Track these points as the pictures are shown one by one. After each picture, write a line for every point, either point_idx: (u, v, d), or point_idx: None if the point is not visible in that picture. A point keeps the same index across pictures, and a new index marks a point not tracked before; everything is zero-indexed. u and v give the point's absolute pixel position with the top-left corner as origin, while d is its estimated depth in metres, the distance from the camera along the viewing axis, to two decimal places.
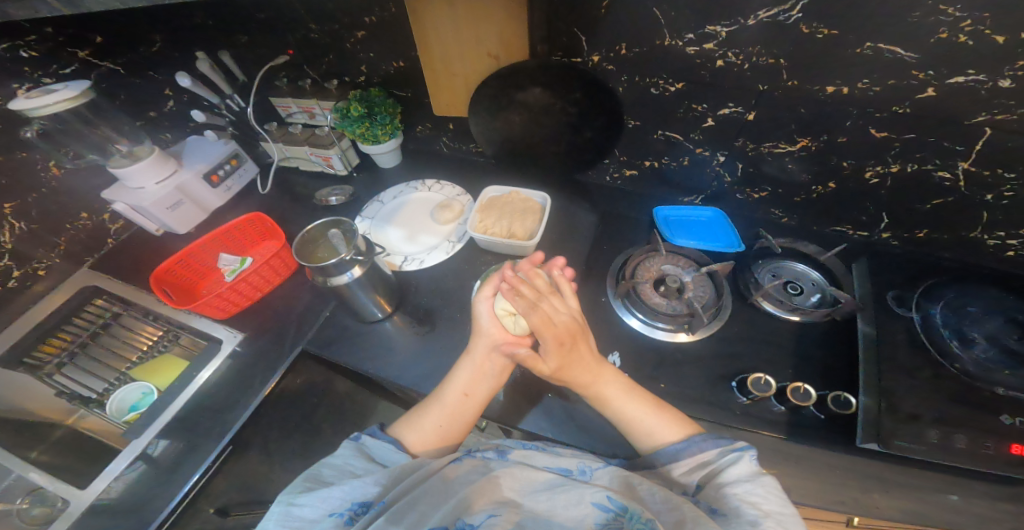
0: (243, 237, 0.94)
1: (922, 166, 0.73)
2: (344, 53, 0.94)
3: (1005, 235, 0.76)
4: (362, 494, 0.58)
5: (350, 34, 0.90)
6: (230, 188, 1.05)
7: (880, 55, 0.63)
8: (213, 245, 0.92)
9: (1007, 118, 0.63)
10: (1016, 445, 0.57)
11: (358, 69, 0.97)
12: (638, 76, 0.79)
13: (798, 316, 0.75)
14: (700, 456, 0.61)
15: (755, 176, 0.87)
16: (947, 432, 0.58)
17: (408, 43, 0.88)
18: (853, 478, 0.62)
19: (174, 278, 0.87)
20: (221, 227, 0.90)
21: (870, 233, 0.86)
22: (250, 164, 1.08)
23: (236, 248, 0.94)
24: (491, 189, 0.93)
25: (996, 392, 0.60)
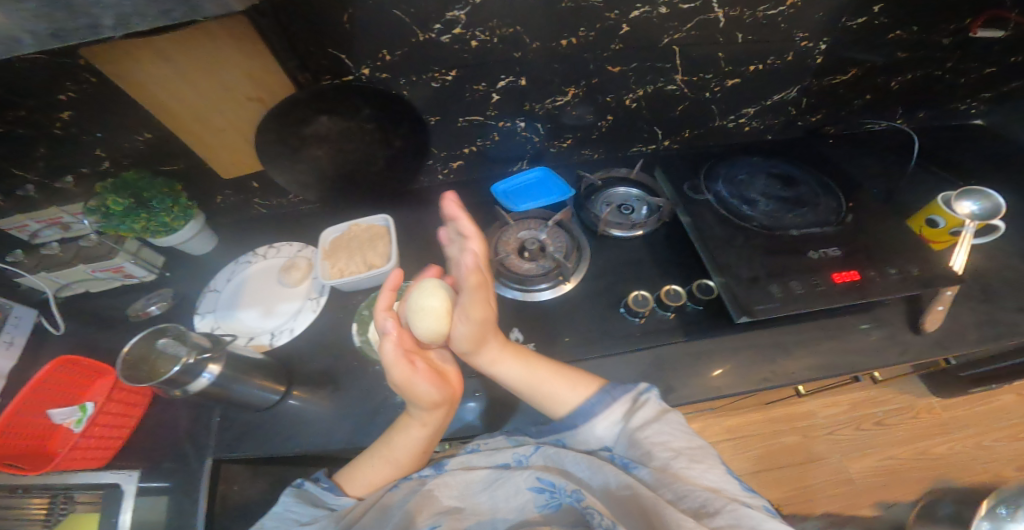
0: (69, 384, 0.74)
1: (658, 83, 0.90)
2: (68, 145, 0.77)
3: (735, 117, 0.98)
4: None
5: (51, 118, 0.72)
6: (9, 343, 0.80)
7: (580, 6, 0.75)
8: (32, 405, 0.70)
9: (680, 36, 0.82)
10: (836, 274, 0.67)
11: (93, 155, 0.79)
12: (413, 77, 0.81)
13: (640, 230, 0.86)
14: (612, 409, 0.67)
15: (557, 129, 0.96)
16: (786, 284, 0.66)
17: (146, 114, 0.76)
18: (741, 342, 0.72)
19: (9, 452, 0.68)
20: (29, 385, 0.69)
21: (658, 144, 1.03)
22: (20, 308, 0.84)
23: (65, 398, 0.73)
24: (329, 231, 0.88)
25: (792, 236, 0.72)
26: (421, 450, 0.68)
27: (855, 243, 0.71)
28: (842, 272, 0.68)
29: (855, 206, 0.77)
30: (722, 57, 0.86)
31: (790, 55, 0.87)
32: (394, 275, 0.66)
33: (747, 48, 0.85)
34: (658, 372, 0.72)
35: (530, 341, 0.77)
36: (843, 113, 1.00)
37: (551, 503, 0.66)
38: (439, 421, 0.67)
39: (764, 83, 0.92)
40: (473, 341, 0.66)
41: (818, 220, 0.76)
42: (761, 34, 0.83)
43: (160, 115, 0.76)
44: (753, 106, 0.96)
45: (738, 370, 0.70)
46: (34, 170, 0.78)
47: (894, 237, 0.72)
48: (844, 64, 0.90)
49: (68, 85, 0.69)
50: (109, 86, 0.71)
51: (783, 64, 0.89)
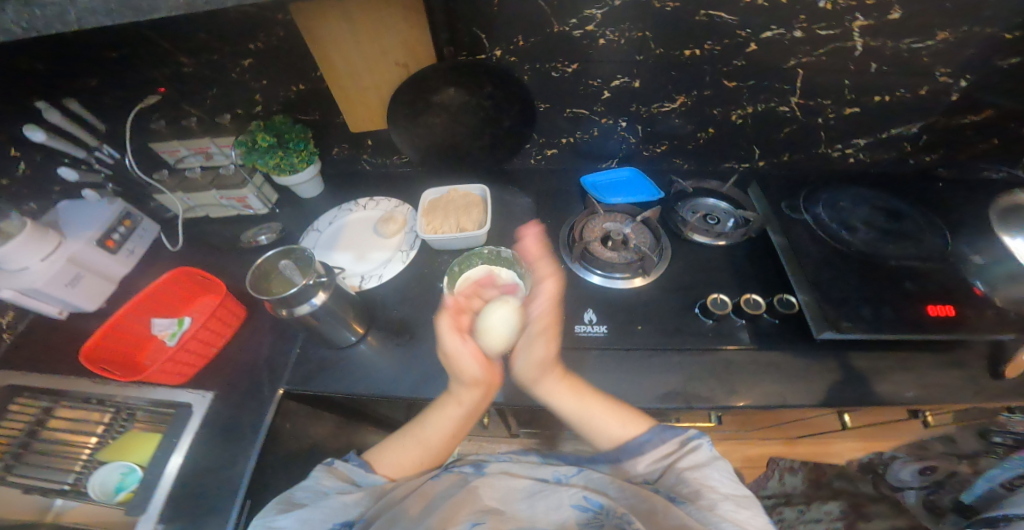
0: (170, 300, 0.84)
1: (772, 103, 0.93)
2: (230, 85, 0.89)
3: (843, 147, 1.00)
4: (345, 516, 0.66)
5: (234, 63, 0.85)
6: (132, 251, 0.93)
7: (713, 21, 0.80)
8: (141, 312, 0.81)
9: (809, 60, 0.84)
10: (929, 307, 0.68)
11: (250, 99, 0.92)
12: (537, 63, 0.89)
13: (724, 241, 0.87)
14: (663, 445, 0.71)
15: (656, 134, 1.00)
16: (877, 308, 0.68)
17: (305, 65, 0.87)
18: (817, 360, 0.71)
19: (109, 352, 0.78)
20: (139, 295, 0.78)
21: (754, 163, 1.05)
22: (147, 223, 0.97)
23: (167, 310, 0.84)
24: (429, 192, 0.95)
25: (889, 265, 0.73)
26: (453, 434, 0.76)
27: (957, 286, 0.70)
28: (936, 306, 0.68)
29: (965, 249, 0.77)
30: (848, 85, 0.88)
31: (925, 89, 0.87)
32: (531, 230, 0.85)
33: (879, 78, 0.86)
34: (726, 372, 0.72)
35: (603, 324, 0.80)
36: (963, 152, 0.98)
37: (594, 523, 0.69)
38: (478, 402, 0.74)
39: (877, 114, 0.93)
40: (533, 371, 0.75)
41: (918, 255, 0.75)
42: (896, 67, 0.84)
43: (320, 68, 0.88)
44: (867, 137, 0.98)
45: (812, 390, 0.69)
46: (201, 106, 0.91)
47: (995, 278, 0.71)
48: (978, 103, 0.88)
49: (259, 37, 0.81)
50: (291, 41, 0.83)
51: (915, 97, 0.89)
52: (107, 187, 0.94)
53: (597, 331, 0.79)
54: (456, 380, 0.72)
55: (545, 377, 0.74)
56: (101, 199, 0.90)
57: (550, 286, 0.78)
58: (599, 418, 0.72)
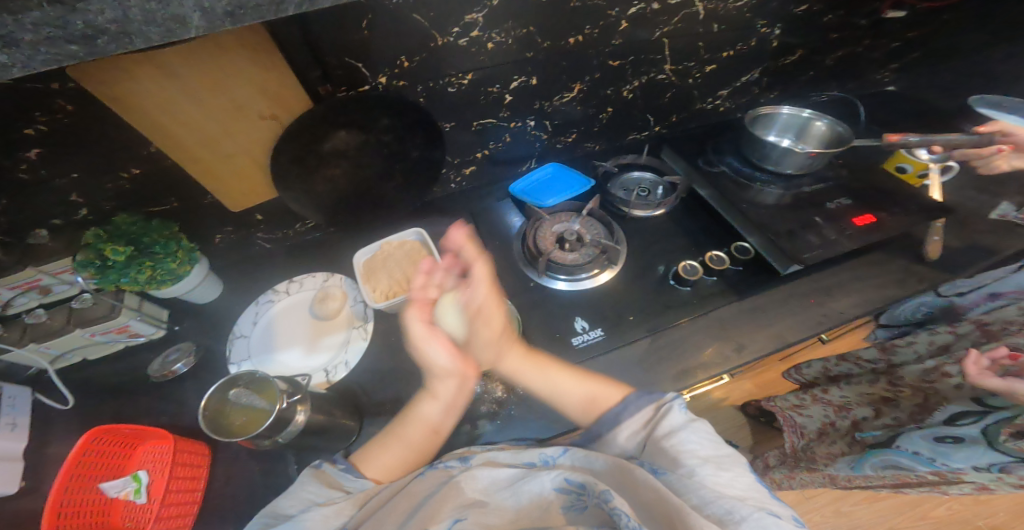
0: (111, 452, 0.64)
1: (651, 74, 0.97)
2: (32, 192, 0.65)
3: (713, 99, 1.09)
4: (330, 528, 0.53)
5: (13, 158, 0.60)
6: (14, 423, 0.68)
7: (585, 6, 0.79)
8: (82, 483, 0.60)
9: (669, 28, 0.89)
10: (855, 219, 0.81)
11: (68, 202, 0.68)
12: (429, 82, 0.79)
13: (663, 209, 0.91)
14: (641, 413, 0.63)
15: (562, 125, 1.00)
16: (820, 233, 0.80)
17: (132, 142, 0.66)
18: (784, 292, 0.81)
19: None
20: (70, 458, 0.59)
21: (651, 130, 1.11)
22: (10, 388, 0.71)
23: (113, 471, 0.64)
24: (359, 254, 0.82)
25: (811, 191, 0.86)
26: (436, 430, 0.67)
27: (860, 196, 0.85)
28: (859, 217, 0.82)
29: (843, 161, 0.92)
30: (703, 45, 0.95)
31: (754, 40, 0.99)
32: (458, 230, 0.73)
33: (722, 36, 0.95)
34: (722, 329, 0.78)
35: (597, 328, 0.79)
36: (795, 85, 1.14)
37: (577, 507, 0.54)
38: (455, 396, 0.68)
39: (734, 66, 1.03)
40: (490, 351, 0.72)
41: (820, 177, 0.89)
42: (731, 24, 0.93)
43: (158, 143, 0.67)
44: (726, 88, 1.08)
45: (791, 317, 0.78)
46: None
47: (882, 185, 0.87)
48: (791, 46, 1.03)
49: (38, 117, 0.58)
50: (95, 114, 0.61)
51: (749, 48, 1.00)
52: None
53: (595, 336, 0.78)
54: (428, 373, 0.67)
55: (506, 351, 0.73)
56: None
57: (481, 268, 0.72)
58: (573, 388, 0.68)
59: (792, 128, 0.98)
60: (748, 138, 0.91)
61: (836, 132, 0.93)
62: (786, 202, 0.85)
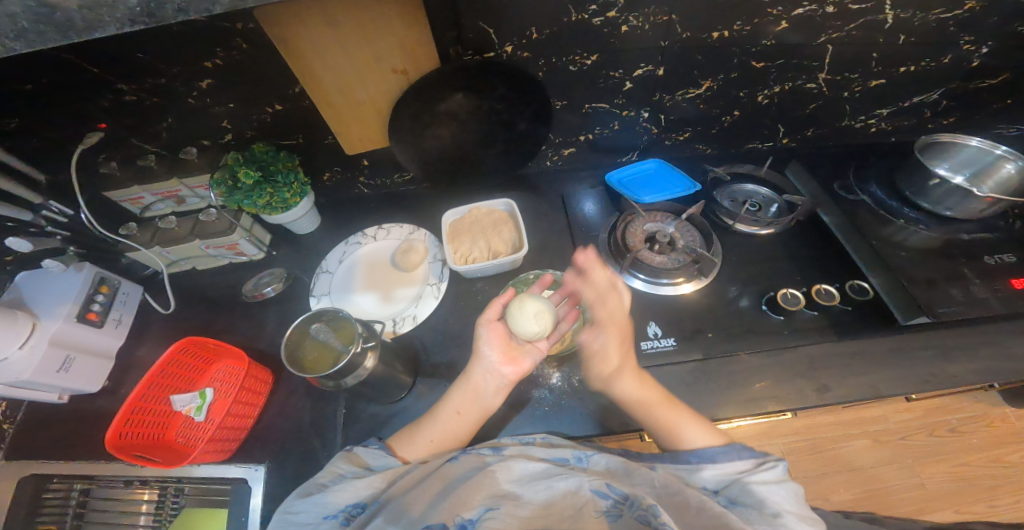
0: (188, 369, 0.71)
1: (797, 81, 0.87)
2: (190, 114, 0.71)
3: (864, 118, 0.96)
4: (354, 496, 0.57)
5: (187, 86, 0.67)
6: (120, 321, 0.78)
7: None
8: (156, 390, 0.68)
9: (839, 35, 0.78)
10: (1014, 279, 0.69)
11: (220, 127, 0.75)
12: (554, 57, 0.77)
13: (771, 229, 0.83)
14: (733, 460, 0.58)
15: (678, 121, 0.93)
16: (966, 287, 0.69)
17: (280, 82, 0.70)
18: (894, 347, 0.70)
19: (135, 440, 0.65)
20: (155, 366, 0.67)
21: (778, 141, 1.00)
22: (127, 285, 0.81)
23: (185, 385, 0.71)
24: (449, 213, 0.83)
25: (965, 240, 0.74)
26: (460, 414, 0.65)
27: None
28: (1020, 279, 0.70)
29: (1021, 213, 0.77)
30: (876, 57, 0.83)
31: (947, 58, 0.83)
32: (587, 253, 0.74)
33: (904, 49, 0.81)
34: (809, 368, 0.69)
35: (670, 337, 0.74)
36: (978, 114, 0.96)
37: (613, 515, 0.53)
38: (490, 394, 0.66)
39: (904, 84, 0.89)
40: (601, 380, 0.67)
41: (982, 225, 0.76)
42: (920, 37, 0.79)
43: (303, 85, 0.72)
44: (890, 107, 0.93)
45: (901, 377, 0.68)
46: (156, 140, 0.73)
47: None
48: (993, 69, 0.86)
49: (218, 52, 0.64)
50: (258, 53, 0.65)
51: (936, 66, 0.85)
52: (70, 252, 0.75)
53: (666, 345, 0.73)
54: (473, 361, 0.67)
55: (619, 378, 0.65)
56: (67, 268, 0.73)
57: (603, 313, 0.70)
58: (662, 413, 0.63)
59: (975, 164, 0.83)
60: (904, 168, 0.80)
61: None
62: (932, 248, 0.74)
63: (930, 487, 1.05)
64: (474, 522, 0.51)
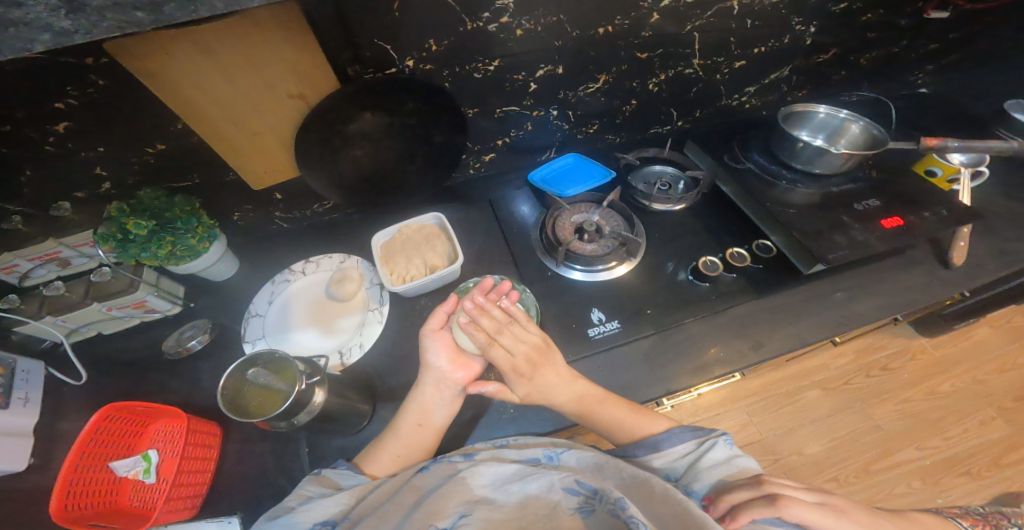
0: (123, 430, 0.63)
1: (679, 67, 0.95)
2: (55, 163, 0.64)
3: (739, 96, 1.07)
4: (325, 514, 0.57)
5: (40, 130, 0.60)
6: (27, 399, 0.64)
7: None
8: (90, 462, 0.59)
9: (701, 22, 0.87)
10: (884, 221, 0.80)
11: (91, 173, 0.68)
12: (455, 67, 0.78)
13: (682, 204, 0.90)
14: (683, 444, 0.65)
15: (584, 116, 0.98)
16: (848, 232, 0.79)
17: (160, 118, 0.66)
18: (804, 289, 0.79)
19: (83, 514, 0.57)
20: (86, 433, 0.58)
21: (674, 124, 1.09)
22: (26, 359, 0.67)
23: (124, 449, 0.63)
24: (380, 235, 0.82)
25: (842, 191, 0.85)
26: (420, 425, 0.66)
27: (893, 195, 0.84)
28: (888, 218, 0.81)
29: (880, 162, 0.90)
30: (734, 40, 0.93)
31: (788, 37, 0.96)
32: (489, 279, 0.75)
33: (755, 31, 0.92)
34: (737, 326, 0.77)
35: (614, 320, 0.78)
36: (828, 84, 1.10)
37: (585, 510, 0.56)
38: (445, 402, 0.68)
39: (762, 63, 1.00)
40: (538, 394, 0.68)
41: (853, 176, 0.88)
42: (767, 19, 0.91)
43: (186, 120, 0.67)
44: (754, 85, 1.05)
45: (814, 317, 0.77)
46: (18, 198, 0.65)
47: (920, 187, 0.85)
48: (827, 45, 1.00)
49: (69, 91, 0.58)
50: (125, 88, 0.61)
51: (782, 46, 0.97)
52: None
53: (611, 328, 0.77)
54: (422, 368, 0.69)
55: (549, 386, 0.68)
56: None
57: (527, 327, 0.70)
58: (609, 409, 0.68)
59: (826, 128, 0.96)
60: (777, 135, 0.90)
61: (871, 134, 0.91)
62: (814, 202, 0.83)
63: (884, 428, 1.21)
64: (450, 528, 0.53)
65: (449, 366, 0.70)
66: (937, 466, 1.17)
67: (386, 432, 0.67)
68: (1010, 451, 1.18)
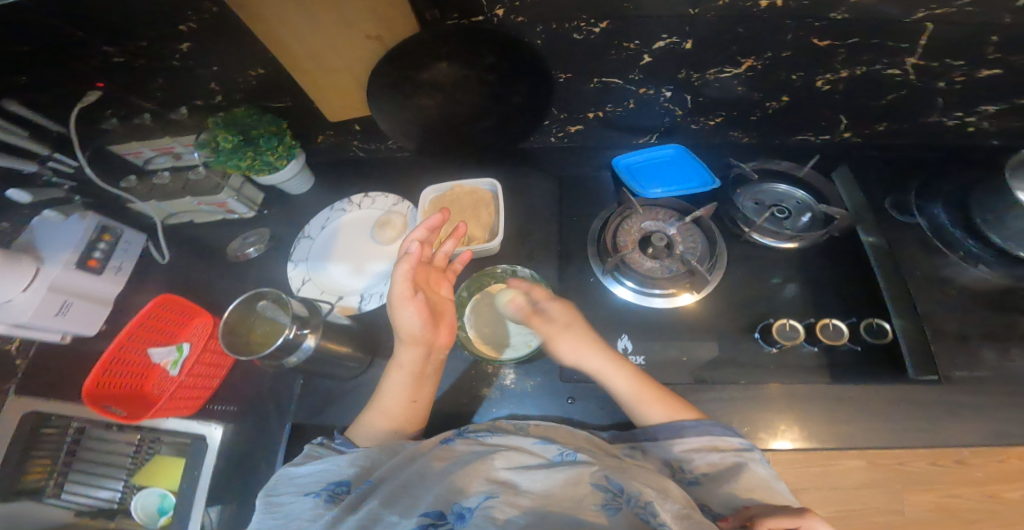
0: (170, 321, 0.72)
1: (873, 65, 0.68)
2: (179, 76, 0.71)
3: (962, 115, 0.75)
4: (338, 476, 0.54)
5: (169, 47, 0.66)
6: (119, 269, 0.82)
7: None
8: (134, 342, 0.69)
9: (947, 11, 0.59)
10: None
11: (206, 87, 0.74)
12: (554, 24, 0.66)
13: (796, 243, 0.70)
14: (714, 440, 0.57)
15: (709, 103, 0.79)
16: None
17: (252, 45, 0.68)
18: (918, 405, 0.58)
19: (110, 387, 0.68)
20: (136, 318, 0.67)
21: (836, 135, 0.83)
22: (131, 233, 0.84)
23: (165, 336, 0.73)
24: (428, 190, 0.79)
25: None
26: (411, 398, 0.63)
27: None
28: None
29: None
30: (996, 40, 0.62)
31: None
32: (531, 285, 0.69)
33: None
34: (780, 406, 0.60)
35: (640, 355, 0.66)
36: None
37: (613, 507, 0.47)
38: (423, 365, 0.64)
39: (1019, 78, 0.67)
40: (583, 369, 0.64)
41: None
42: None
43: (271, 50, 0.69)
44: (997, 104, 0.72)
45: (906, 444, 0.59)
46: (149, 97, 0.73)
47: None
48: None
49: (189, 16, 0.61)
50: (227, 17, 0.63)
51: None
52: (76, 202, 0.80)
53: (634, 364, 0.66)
54: (394, 334, 0.62)
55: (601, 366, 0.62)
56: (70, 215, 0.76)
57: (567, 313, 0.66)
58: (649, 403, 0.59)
59: None
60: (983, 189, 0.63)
61: None
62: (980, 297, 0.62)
63: None
64: (473, 509, 0.46)
65: (422, 327, 0.62)
66: None
67: (378, 397, 0.63)
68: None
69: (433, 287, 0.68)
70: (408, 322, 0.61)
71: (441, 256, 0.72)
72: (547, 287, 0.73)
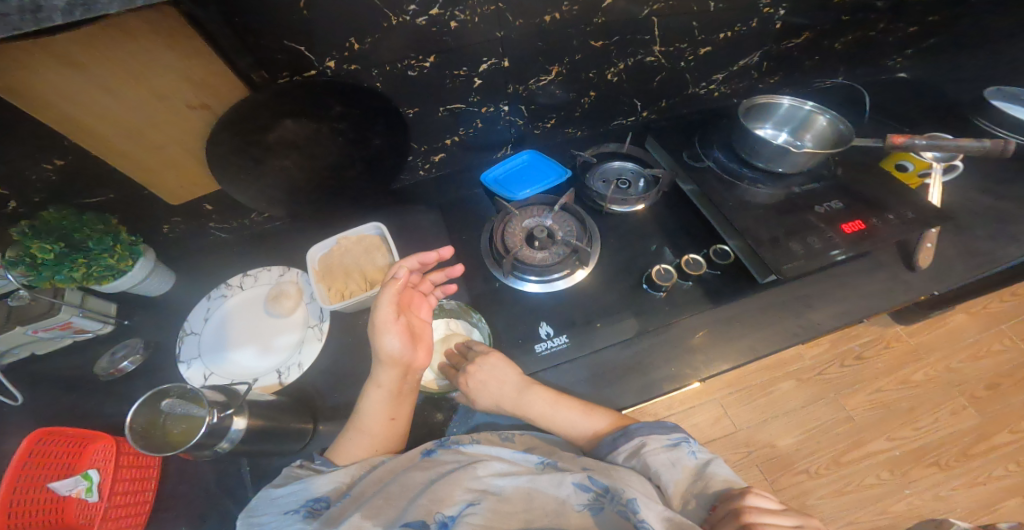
0: (61, 451, 0.63)
1: (639, 55, 0.87)
2: None
3: (709, 83, 1.00)
4: (320, 489, 0.57)
5: None
6: None
7: None
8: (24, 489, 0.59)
9: (660, 6, 0.79)
10: (845, 225, 0.77)
11: None
12: (387, 65, 0.71)
13: (643, 204, 0.86)
14: (647, 439, 0.61)
15: (541, 110, 0.92)
16: (807, 239, 0.76)
17: (45, 136, 0.60)
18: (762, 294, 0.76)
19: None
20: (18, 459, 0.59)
21: (639, 115, 1.03)
22: None
23: (61, 473, 0.62)
24: (314, 248, 0.77)
25: (804, 194, 0.81)
26: (391, 416, 0.64)
27: (853, 195, 0.81)
28: (850, 222, 0.77)
29: (842, 159, 0.86)
30: (697, 25, 0.85)
31: (756, 21, 0.88)
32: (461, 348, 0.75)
33: (721, 14, 0.84)
34: (679, 335, 0.75)
35: (562, 335, 0.75)
36: (797, 69, 1.03)
37: (594, 507, 0.52)
38: (404, 384, 0.65)
39: (730, 49, 0.93)
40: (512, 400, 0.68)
41: (815, 174, 0.84)
42: (733, 0, 0.82)
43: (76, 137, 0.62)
44: (723, 72, 0.98)
45: (768, 327, 0.76)
46: None
47: (886, 187, 0.82)
48: (800, 27, 0.92)
49: None
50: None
51: (751, 29, 0.90)
52: None
53: (559, 344, 0.74)
54: (374, 356, 0.64)
55: (535, 395, 0.68)
56: None
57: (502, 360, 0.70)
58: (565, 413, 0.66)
59: (792, 121, 0.91)
60: (739, 130, 0.85)
61: (838, 129, 0.86)
62: (776, 204, 0.80)
63: (855, 418, 1.26)
64: (455, 518, 0.50)
65: (404, 351, 0.65)
66: (907, 456, 1.22)
67: (352, 419, 0.64)
68: (980, 440, 1.23)
69: (414, 310, 0.72)
70: (388, 343, 0.64)
71: (426, 282, 0.76)
72: (475, 312, 0.78)
